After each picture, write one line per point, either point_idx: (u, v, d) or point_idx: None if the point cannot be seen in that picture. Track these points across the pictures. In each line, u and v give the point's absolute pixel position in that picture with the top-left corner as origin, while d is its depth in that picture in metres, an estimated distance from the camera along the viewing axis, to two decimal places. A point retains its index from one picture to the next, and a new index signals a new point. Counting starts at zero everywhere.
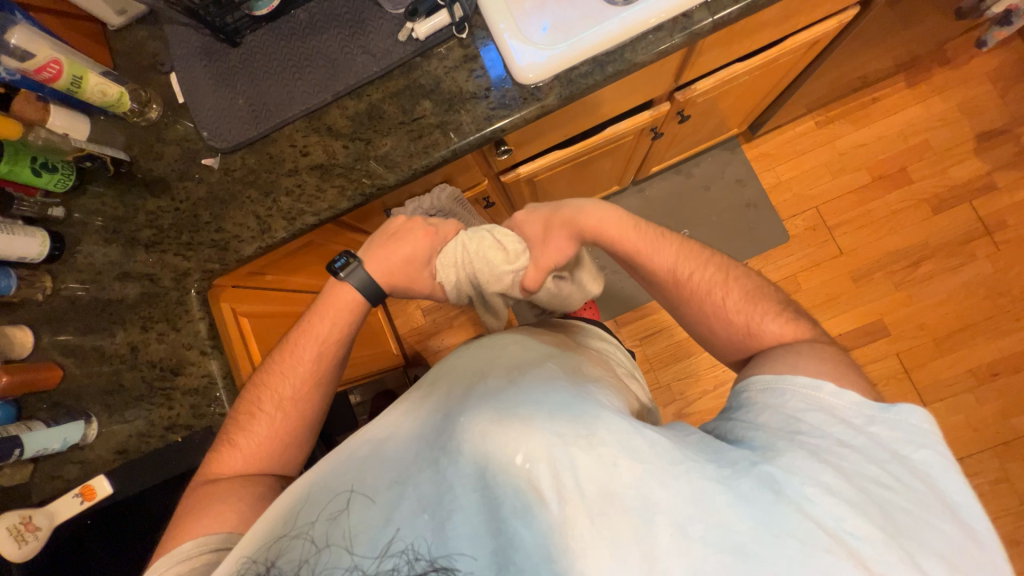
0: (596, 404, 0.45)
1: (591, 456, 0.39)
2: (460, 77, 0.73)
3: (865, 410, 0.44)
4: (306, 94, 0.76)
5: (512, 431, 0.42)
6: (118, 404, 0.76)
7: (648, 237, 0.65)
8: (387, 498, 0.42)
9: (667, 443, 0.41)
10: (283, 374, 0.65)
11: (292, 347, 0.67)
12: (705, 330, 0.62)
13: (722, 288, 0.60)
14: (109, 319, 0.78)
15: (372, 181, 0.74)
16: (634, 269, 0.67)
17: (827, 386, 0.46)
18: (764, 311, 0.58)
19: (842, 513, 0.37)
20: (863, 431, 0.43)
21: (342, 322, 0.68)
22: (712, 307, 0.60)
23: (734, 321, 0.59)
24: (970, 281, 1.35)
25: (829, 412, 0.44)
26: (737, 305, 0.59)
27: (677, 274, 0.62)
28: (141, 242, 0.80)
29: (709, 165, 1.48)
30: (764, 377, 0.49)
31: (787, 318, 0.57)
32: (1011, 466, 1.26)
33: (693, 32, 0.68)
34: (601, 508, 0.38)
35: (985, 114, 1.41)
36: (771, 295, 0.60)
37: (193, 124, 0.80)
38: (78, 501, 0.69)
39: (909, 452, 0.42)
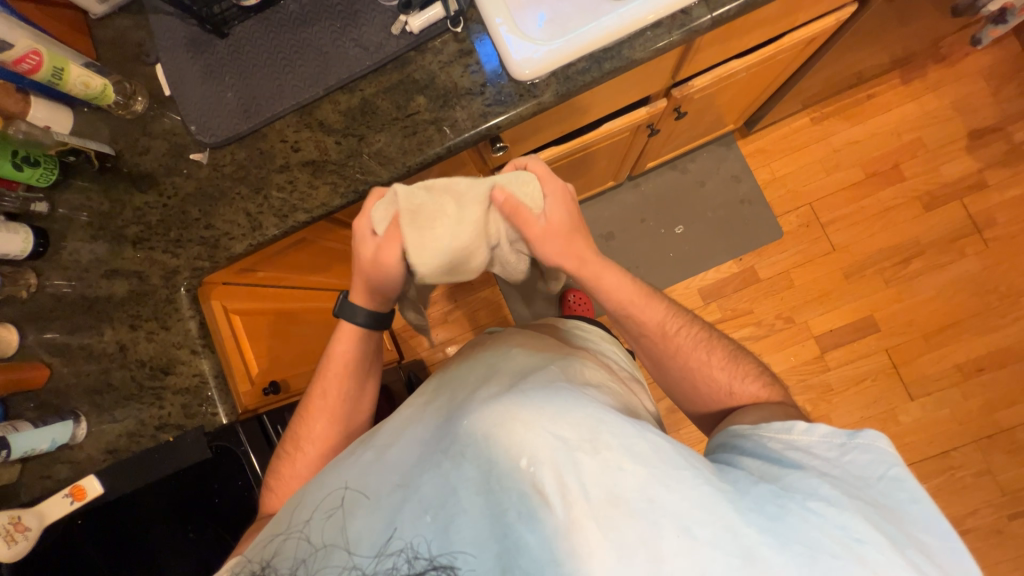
0: (599, 407, 0.43)
1: (596, 461, 0.38)
2: (455, 72, 0.72)
3: (837, 438, 0.45)
4: (297, 88, 0.74)
5: (514, 432, 0.40)
6: (107, 404, 0.75)
7: (642, 289, 0.64)
8: (390, 501, 0.41)
9: (671, 449, 0.40)
10: (311, 418, 0.67)
11: (315, 387, 0.69)
12: (688, 383, 0.63)
13: (707, 347, 0.62)
14: (95, 317, 0.77)
15: (365, 178, 0.73)
16: (620, 322, 0.65)
17: (799, 424, 0.47)
18: (744, 373, 0.61)
19: (847, 521, 0.37)
20: (838, 460, 0.44)
21: (358, 353, 0.69)
22: (699, 363, 0.62)
23: (718, 378, 0.61)
24: (959, 278, 1.37)
25: (803, 449, 0.45)
26: (722, 362, 0.61)
27: (666, 328, 0.62)
28: (128, 239, 0.78)
29: (705, 161, 1.47)
30: (742, 426, 0.51)
31: (766, 381, 0.60)
32: (995, 459, 1.29)
33: (692, 29, 0.67)
34: (607, 511, 0.37)
35: (978, 112, 1.42)
36: (747, 357, 0.63)
37: (181, 117, 0.78)
38: (68, 501, 0.68)
39: (880, 474, 0.43)
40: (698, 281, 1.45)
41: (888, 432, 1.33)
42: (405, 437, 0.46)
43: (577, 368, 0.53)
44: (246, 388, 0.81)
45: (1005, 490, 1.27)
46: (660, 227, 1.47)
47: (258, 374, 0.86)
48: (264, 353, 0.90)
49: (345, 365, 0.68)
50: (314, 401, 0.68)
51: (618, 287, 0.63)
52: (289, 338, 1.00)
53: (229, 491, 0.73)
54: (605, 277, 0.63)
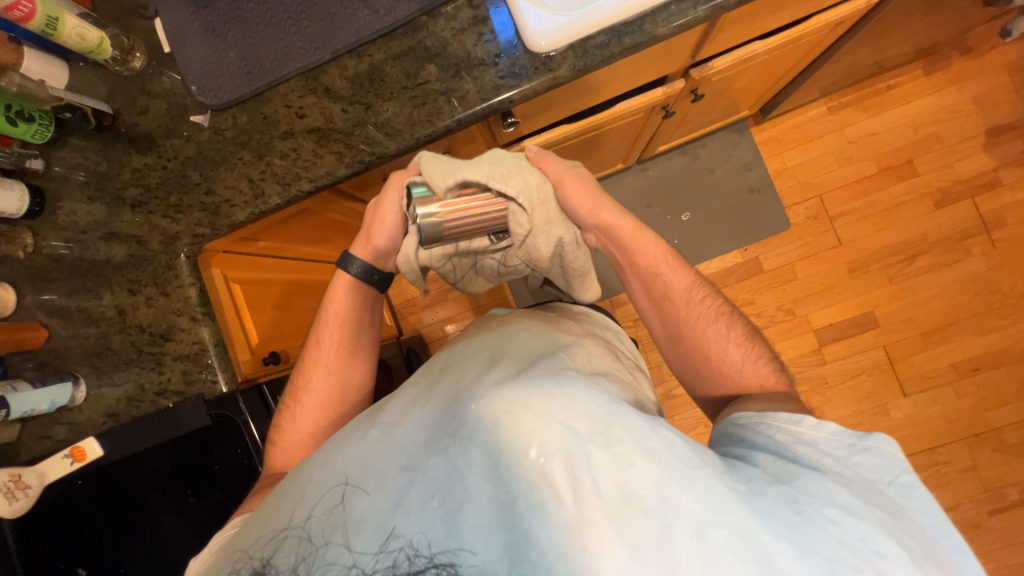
0: (611, 400, 0.44)
1: (608, 454, 0.39)
2: (468, 40, 0.69)
3: (845, 438, 0.45)
4: (303, 50, 0.71)
5: (526, 421, 0.40)
6: (106, 367, 0.75)
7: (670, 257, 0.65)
8: (396, 483, 0.41)
9: (685, 446, 0.41)
10: (311, 369, 0.68)
11: (311, 338, 0.70)
12: (702, 356, 0.62)
13: (727, 321, 0.63)
14: (94, 280, 0.76)
15: (371, 149, 0.70)
16: (644, 283, 0.65)
17: (807, 419, 0.48)
18: (759, 354, 0.61)
19: (865, 532, 0.37)
20: (847, 461, 0.44)
21: (357, 304, 0.70)
22: (716, 336, 0.62)
23: (734, 353, 0.61)
24: (962, 277, 1.36)
25: (812, 443, 0.46)
26: (739, 339, 0.62)
27: (690, 295, 0.64)
28: (126, 201, 0.76)
29: (716, 147, 1.44)
30: (749, 413, 0.51)
31: (777, 369, 0.61)
32: (980, 457, 1.31)
33: (718, 6, 0.64)
34: (618, 506, 0.37)
35: (998, 109, 1.38)
36: (762, 344, 0.63)
37: (181, 76, 0.75)
38: (69, 462, 0.68)
39: (888, 481, 0.43)
40: (701, 269, 1.44)
41: (879, 426, 1.35)
42: (411, 417, 0.46)
43: (585, 357, 0.53)
44: (246, 356, 0.81)
45: (988, 487, 1.30)
46: (666, 214, 1.45)
47: (258, 344, 0.86)
48: (264, 324, 0.89)
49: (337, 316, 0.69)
50: (315, 352, 0.69)
51: (647, 249, 0.65)
52: (289, 310, 1.00)
53: (229, 460, 0.77)
54: (639, 238, 0.65)
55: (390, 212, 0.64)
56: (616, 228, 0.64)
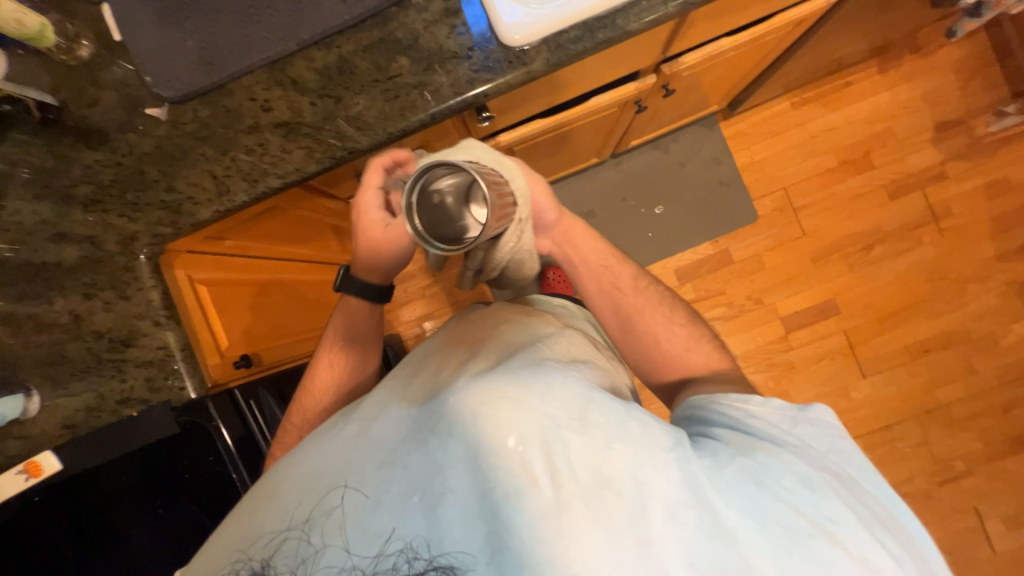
0: (587, 385, 0.44)
1: (584, 439, 0.39)
2: (440, 33, 0.68)
3: (788, 411, 0.48)
4: (267, 40, 0.68)
5: (503, 412, 0.39)
6: (62, 376, 0.70)
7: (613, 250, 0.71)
8: (375, 479, 0.41)
9: (658, 428, 0.42)
10: (313, 389, 0.68)
11: (320, 356, 0.70)
12: (653, 341, 0.65)
13: (669, 305, 0.67)
14: (44, 284, 0.71)
15: (342, 144, 0.68)
16: (594, 276, 0.69)
17: (755, 397, 0.49)
18: (702, 334, 0.65)
19: (819, 501, 0.40)
20: (790, 431, 0.46)
21: (361, 326, 0.71)
22: (662, 318, 0.66)
23: (679, 333, 0.65)
24: (915, 264, 1.45)
25: (760, 418, 0.48)
26: (683, 320, 0.66)
27: (636, 283, 0.69)
28: (78, 199, 0.72)
29: (687, 141, 1.47)
30: (702, 396, 0.53)
31: (718, 346, 0.65)
32: (931, 432, 1.41)
33: (688, 2, 0.65)
34: (596, 491, 0.38)
35: (946, 105, 1.47)
36: (704, 323, 0.68)
37: (134, 66, 0.70)
38: (22, 478, 0.65)
39: (830, 448, 0.45)
40: (675, 261, 1.48)
41: (841, 407, 1.43)
42: (389, 411, 0.45)
43: (562, 346, 0.53)
44: (215, 361, 0.78)
45: (938, 459, 1.40)
46: (640, 207, 1.48)
47: (228, 348, 0.83)
48: (234, 326, 0.87)
49: (351, 332, 0.70)
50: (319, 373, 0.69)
51: (591, 243, 0.69)
52: (262, 311, 0.97)
53: (203, 466, 0.72)
54: (582, 233, 0.70)
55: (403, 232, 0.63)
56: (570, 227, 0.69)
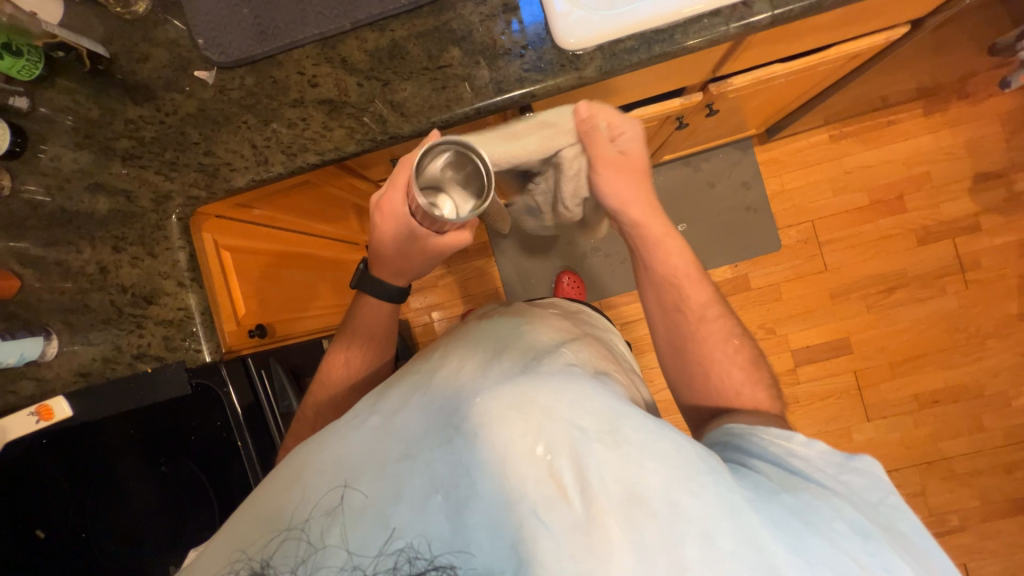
0: (619, 400, 0.44)
1: (616, 455, 0.39)
2: (495, 28, 0.67)
3: (834, 457, 0.47)
4: (322, 16, 0.68)
5: (534, 419, 0.40)
6: (82, 324, 0.71)
7: (691, 274, 0.66)
8: (398, 472, 0.41)
9: (694, 451, 0.41)
10: (328, 382, 0.67)
11: (336, 350, 0.69)
12: (701, 367, 0.63)
13: (735, 344, 0.64)
14: (75, 232, 0.72)
15: (384, 128, 0.68)
16: (659, 293, 0.66)
17: (798, 436, 0.49)
18: (759, 380, 0.62)
19: (873, 551, 0.39)
20: (837, 478, 0.46)
21: (378, 325, 0.68)
22: (720, 355, 0.63)
23: (733, 375, 0.62)
24: (934, 314, 1.42)
25: (803, 457, 0.47)
26: (743, 363, 0.63)
27: (703, 314, 0.65)
28: (117, 152, 0.72)
29: (719, 162, 1.46)
30: (741, 426, 0.52)
31: (772, 394, 0.62)
32: (929, 483, 1.39)
33: (750, 25, 0.64)
34: (627, 510, 0.38)
35: (987, 155, 1.44)
36: (764, 369, 0.64)
37: (187, 27, 0.71)
38: (34, 420, 0.65)
39: (879, 500, 0.45)
40: None
41: (841, 448, 1.41)
42: (414, 403, 0.45)
43: (590, 357, 0.53)
44: (231, 327, 0.78)
45: (933, 512, 1.38)
46: None
47: (245, 315, 0.83)
48: (252, 294, 0.86)
49: (368, 332, 0.68)
50: (336, 368, 0.67)
51: (674, 256, 0.65)
52: (278, 283, 0.96)
53: (206, 430, 0.72)
54: (666, 244, 0.65)
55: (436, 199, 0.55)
56: (644, 230, 0.65)
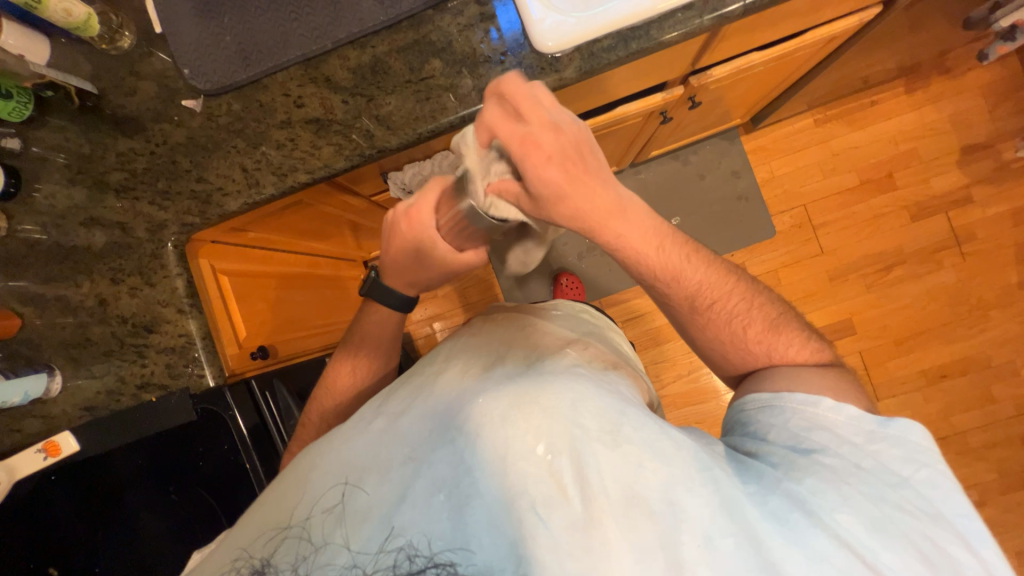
0: (620, 400, 0.45)
1: (616, 454, 0.39)
2: (473, 37, 0.68)
3: (865, 425, 0.47)
4: (303, 38, 0.69)
5: (534, 418, 0.40)
6: (84, 358, 0.71)
7: (675, 256, 0.54)
8: (401, 475, 0.41)
9: (698, 452, 0.42)
10: (334, 392, 0.67)
11: (342, 359, 0.68)
12: (719, 349, 0.58)
13: (746, 317, 0.56)
14: (73, 268, 0.73)
15: (371, 143, 0.69)
16: (647, 290, 0.58)
17: (827, 399, 0.49)
18: (788, 342, 0.56)
19: (874, 542, 0.39)
20: (864, 449, 0.46)
21: (386, 335, 0.68)
22: (731, 337, 0.57)
23: (754, 351, 0.56)
24: (934, 288, 1.42)
25: (831, 427, 0.47)
26: (759, 335, 0.56)
27: (697, 301, 0.56)
28: (110, 186, 0.73)
29: (707, 153, 1.47)
30: (762, 395, 0.52)
31: (812, 347, 0.56)
32: (945, 459, 1.38)
33: (723, 16, 0.66)
34: (626, 510, 0.38)
35: (972, 128, 1.45)
36: (793, 322, 0.57)
37: (173, 58, 0.72)
38: (41, 457, 0.65)
39: (910, 473, 0.44)
40: None
41: None
42: (418, 407, 0.45)
43: (593, 356, 0.53)
44: (234, 350, 0.79)
45: None
46: None
47: (246, 338, 0.84)
48: (252, 318, 0.87)
49: (376, 339, 0.67)
50: (341, 377, 0.67)
51: (646, 257, 0.53)
52: (277, 304, 0.97)
53: (214, 456, 0.72)
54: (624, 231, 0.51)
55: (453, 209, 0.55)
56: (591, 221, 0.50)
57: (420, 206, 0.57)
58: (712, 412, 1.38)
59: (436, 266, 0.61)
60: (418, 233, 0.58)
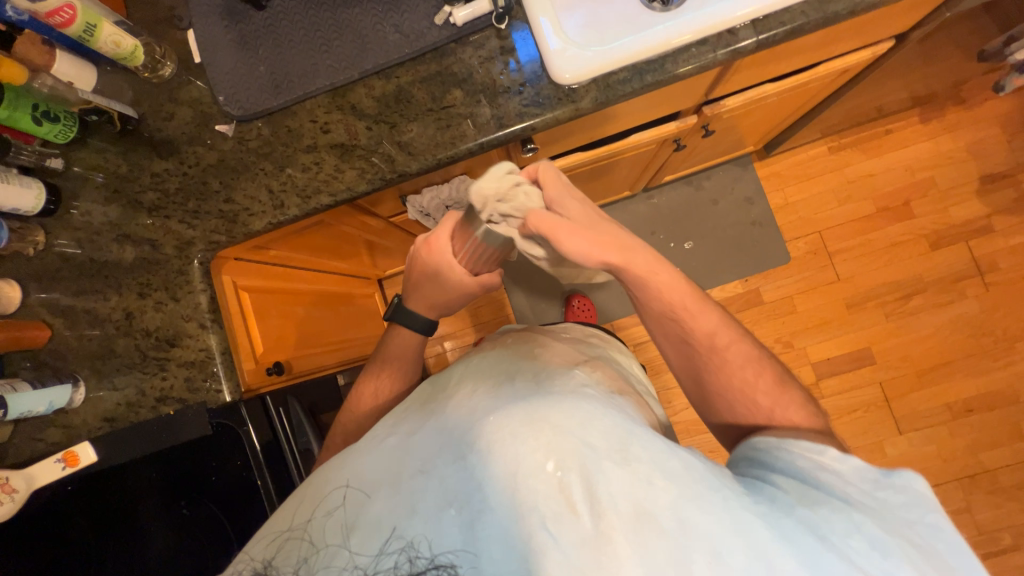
0: (629, 420, 0.44)
1: (625, 471, 0.39)
2: (493, 69, 0.71)
3: (870, 474, 0.44)
4: (332, 68, 0.73)
5: (544, 435, 0.40)
6: (108, 369, 0.73)
7: (697, 300, 0.57)
8: (412, 488, 0.41)
9: (707, 471, 0.41)
10: (357, 412, 0.66)
11: (368, 379, 0.69)
12: (728, 396, 0.58)
13: (756, 368, 0.57)
14: (103, 281, 0.75)
15: (392, 168, 0.72)
16: (664, 328, 0.59)
17: (831, 450, 0.46)
18: (792, 399, 0.56)
19: (889, 568, 0.37)
20: (872, 495, 0.43)
21: (409, 356, 0.69)
22: (741, 384, 0.57)
23: (761, 402, 0.56)
24: (956, 319, 1.39)
25: (834, 472, 0.44)
26: (767, 388, 0.56)
27: (715, 342, 0.58)
28: (143, 205, 0.77)
29: (720, 179, 1.48)
30: (769, 438, 0.49)
31: (810, 411, 0.56)
32: (974, 498, 1.31)
33: (736, 50, 0.68)
34: (636, 526, 0.37)
35: (991, 157, 1.44)
36: (795, 385, 0.58)
37: (209, 86, 0.76)
38: (61, 467, 0.66)
39: (915, 518, 0.42)
40: None
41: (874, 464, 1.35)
42: (430, 423, 0.45)
43: (603, 378, 0.53)
44: (250, 366, 0.80)
45: (982, 530, 1.30)
46: (670, 242, 1.48)
47: (262, 354, 0.85)
48: (268, 333, 0.88)
49: (401, 357, 0.68)
50: (364, 397, 0.67)
51: (675, 293, 0.56)
52: (294, 320, 0.99)
53: (227, 472, 0.73)
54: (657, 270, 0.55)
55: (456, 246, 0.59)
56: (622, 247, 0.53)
57: (439, 234, 0.59)
58: None
59: (455, 289, 0.62)
60: (436, 259, 0.60)
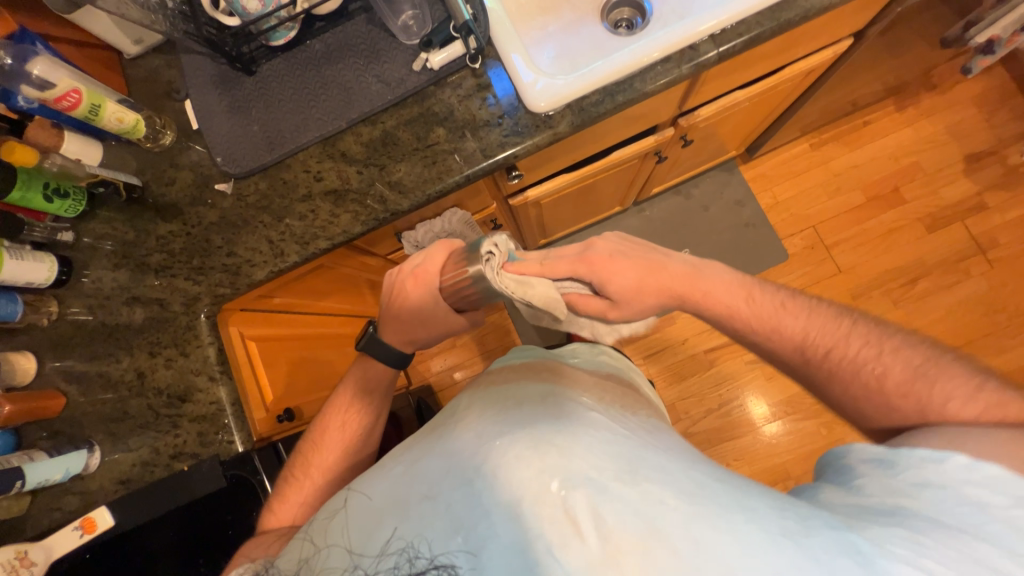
0: (637, 443, 0.45)
1: (632, 491, 0.39)
2: (473, 105, 0.75)
3: (1012, 488, 0.37)
4: (321, 120, 0.77)
5: (549, 456, 0.41)
6: (122, 432, 0.74)
7: (763, 310, 0.56)
8: (419, 512, 0.42)
9: (717, 488, 0.41)
10: (322, 445, 0.64)
11: (333, 413, 0.65)
12: (851, 400, 0.54)
13: (878, 362, 0.52)
14: (114, 344, 0.77)
15: (385, 207, 0.75)
16: (752, 343, 0.58)
17: (956, 457, 0.40)
18: (945, 393, 0.47)
19: None
20: (1005, 512, 0.36)
21: (372, 387, 0.65)
22: (863, 391, 0.52)
23: (900, 406, 0.50)
24: (966, 299, 1.37)
25: (950, 485, 0.39)
26: (900, 387, 0.50)
27: (809, 352, 0.55)
28: (150, 266, 0.79)
29: (708, 185, 1.51)
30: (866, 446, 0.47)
31: (991, 396, 0.45)
32: None
33: (699, 64, 0.71)
34: (646, 547, 0.36)
35: (972, 136, 1.46)
36: (947, 367, 0.49)
37: (207, 149, 0.81)
38: (78, 535, 0.67)
39: None
40: None
41: None
42: (436, 451, 0.46)
43: (614, 401, 0.54)
44: (261, 415, 0.81)
45: None
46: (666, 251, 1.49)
47: (272, 402, 0.87)
48: (279, 380, 0.91)
49: (372, 391, 0.65)
50: (330, 430, 0.64)
51: (731, 306, 0.57)
52: (303, 363, 1.01)
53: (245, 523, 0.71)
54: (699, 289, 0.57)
55: (424, 277, 0.58)
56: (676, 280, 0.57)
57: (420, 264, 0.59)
58: (750, 447, 1.32)
59: (448, 325, 0.61)
60: (423, 292, 0.59)
